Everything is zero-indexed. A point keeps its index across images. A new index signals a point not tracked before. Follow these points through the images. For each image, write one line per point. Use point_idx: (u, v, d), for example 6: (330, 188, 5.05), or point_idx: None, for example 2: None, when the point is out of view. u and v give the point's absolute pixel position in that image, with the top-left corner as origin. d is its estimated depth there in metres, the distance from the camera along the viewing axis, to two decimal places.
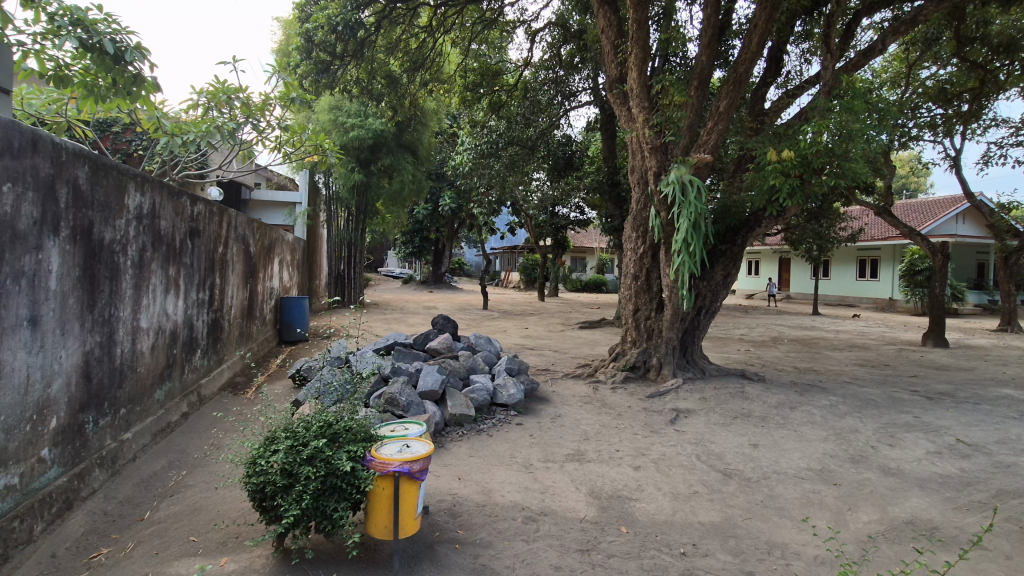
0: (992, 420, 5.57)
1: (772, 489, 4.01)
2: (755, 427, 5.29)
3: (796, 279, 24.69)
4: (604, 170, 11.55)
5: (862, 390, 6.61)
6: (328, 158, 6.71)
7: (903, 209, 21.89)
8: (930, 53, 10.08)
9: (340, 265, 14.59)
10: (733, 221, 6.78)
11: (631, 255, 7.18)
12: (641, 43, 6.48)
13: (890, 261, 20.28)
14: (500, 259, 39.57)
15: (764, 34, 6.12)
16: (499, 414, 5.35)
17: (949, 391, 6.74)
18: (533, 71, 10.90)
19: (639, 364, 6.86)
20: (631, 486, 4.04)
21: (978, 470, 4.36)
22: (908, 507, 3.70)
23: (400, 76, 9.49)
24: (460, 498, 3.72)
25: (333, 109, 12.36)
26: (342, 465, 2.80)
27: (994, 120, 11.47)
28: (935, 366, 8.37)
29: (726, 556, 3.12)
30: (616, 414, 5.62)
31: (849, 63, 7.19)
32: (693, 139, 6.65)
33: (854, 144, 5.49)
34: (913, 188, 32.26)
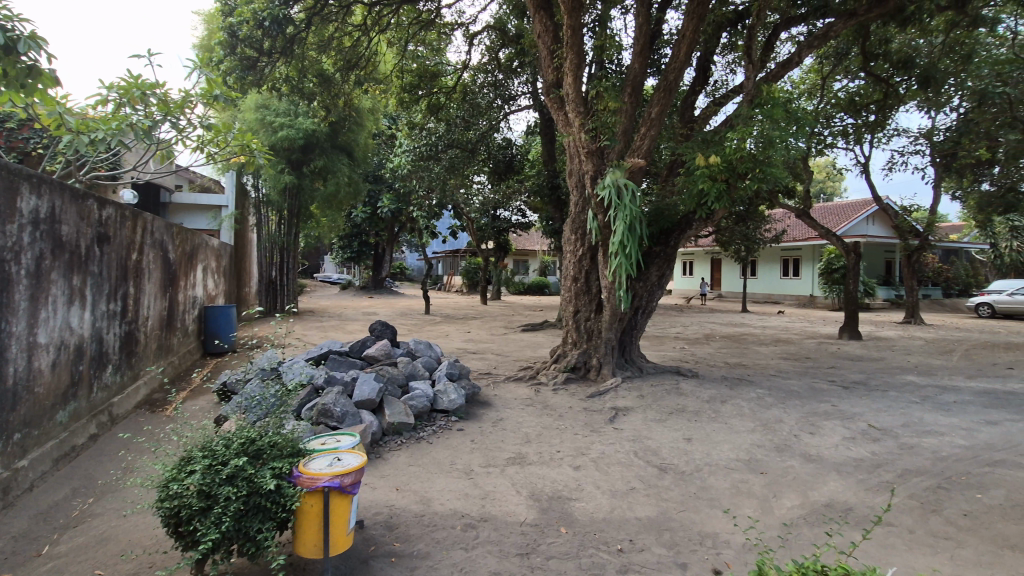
0: (898, 405, 6.06)
1: (704, 481, 4.15)
2: (688, 422, 5.48)
3: (727, 278, 25.99)
4: (544, 173, 11.71)
5: (786, 382, 7.02)
6: (256, 159, 6.36)
7: (821, 211, 23.60)
8: (841, 66, 10.88)
9: (272, 271, 13.96)
10: (667, 223, 6.98)
11: (570, 258, 7.23)
12: (576, 49, 6.62)
13: (810, 260, 21.75)
14: (441, 263, 39.24)
15: (692, 44, 6.39)
16: (440, 421, 5.25)
17: (862, 380, 7.28)
18: (471, 73, 10.87)
19: (579, 365, 6.97)
20: (571, 487, 4.07)
21: (887, 452, 4.72)
22: (826, 490, 3.95)
23: (333, 76, 9.29)
24: (397, 510, 3.61)
25: (261, 108, 11.84)
26: (266, 484, 2.65)
27: (897, 130, 12.53)
28: (850, 357, 9.01)
29: (661, 550, 3.19)
30: (558, 415, 5.67)
31: (770, 73, 7.60)
32: (627, 143, 6.83)
33: (775, 151, 5.82)
34: (829, 191, 34.82)
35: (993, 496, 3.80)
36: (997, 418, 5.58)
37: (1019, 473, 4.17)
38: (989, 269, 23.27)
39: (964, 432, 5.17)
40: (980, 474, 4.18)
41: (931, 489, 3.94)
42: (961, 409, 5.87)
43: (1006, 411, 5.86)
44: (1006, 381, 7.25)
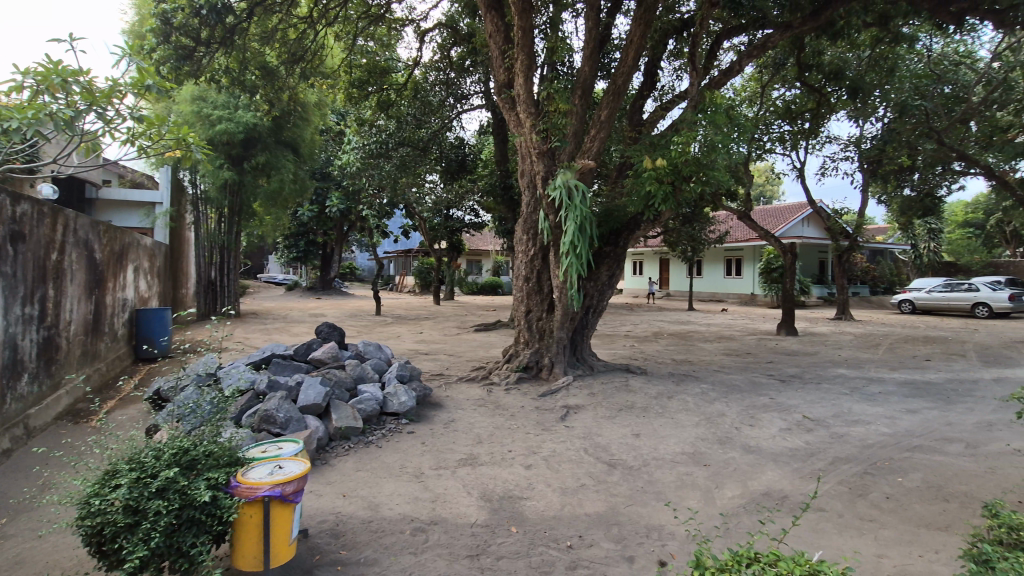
0: (829, 396, 6.45)
1: (651, 475, 4.27)
2: (637, 418, 5.62)
3: (674, 277, 26.86)
4: (496, 173, 11.73)
5: (729, 377, 7.32)
6: (194, 153, 6.01)
7: (762, 213, 24.77)
8: (779, 75, 11.43)
9: (211, 272, 13.30)
10: (616, 224, 7.12)
11: (522, 258, 7.25)
12: (527, 49, 6.66)
13: (752, 259, 22.82)
14: (393, 263, 38.58)
15: (639, 49, 6.56)
16: (390, 424, 5.15)
17: (797, 373, 7.69)
18: (423, 71, 10.78)
19: (532, 364, 7.00)
20: (522, 486, 4.08)
21: (819, 441, 5.00)
22: (764, 480, 4.14)
23: (277, 69, 8.96)
24: (344, 517, 3.52)
25: (198, 99, 11.29)
26: (200, 496, 2.51)
27: (829, 137, 13.30)
28: (788, 352, 9.50)
29: (610, 544, 3.25)
30: (509, 415, 5.68)
31: (713, 80, 7.90)
32: (578, 145, 6.92)
33: (717, 155, 6.05)
34: (768, 196, 36.68)
35: (912, 479, 4.10)
36: (916, 406, 6.03)
37: (934, 457, 4.52)
38: (910, 269, 25.13)
39: (887, 420, 5.56)
40: (901, 460, 4.50)
41: (857, 475, 4.20)
42: (885, 399, 6.30)
43: (923, 399, 6.34)
44: (923, 372, 7.85)
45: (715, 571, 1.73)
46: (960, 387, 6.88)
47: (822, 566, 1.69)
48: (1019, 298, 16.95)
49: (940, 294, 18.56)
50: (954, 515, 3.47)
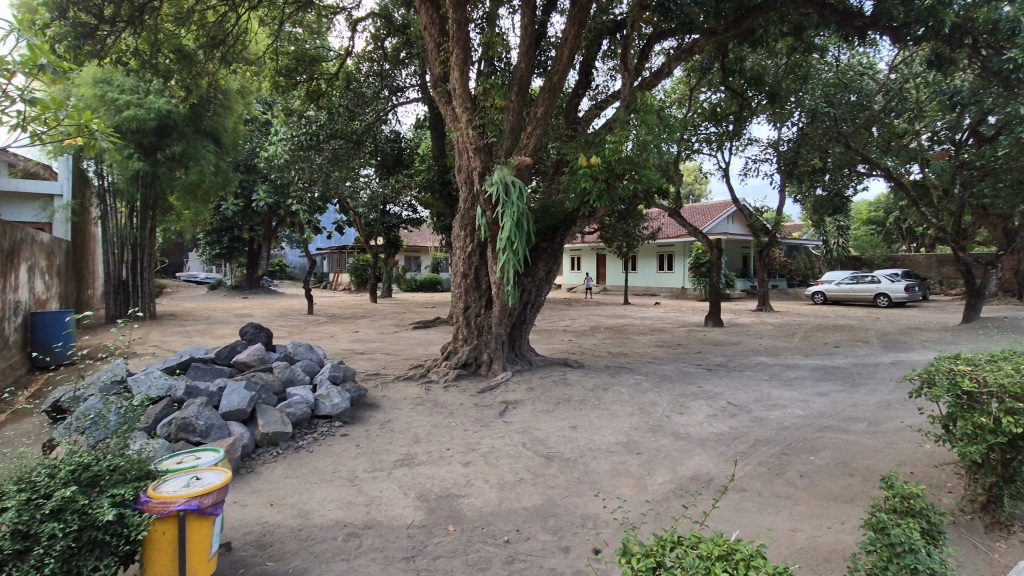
0: (750, 383, 6.87)
1: (586, 466, 4.37)
2: (574, 410, 5.73)
3: (611, 272, 27.65)
4: (434, 169, 11.57)
5: (661, 367, 7.63)
6: (98, 142, 5.47)
7: (691, 210, 25.95)
8: (705, 79, 11.99)
9: (121, 271, 12.24)
10: (552, 220, 7.20)
11: (460, 254, 7.18)
12: (462, 44, 6.59)
13: (682, 255, 23.96)
14: (327, 260, 37.24)
15: (574, 48, 6.66)
16: (322, 427, 4.96)
17: (723, 362, 8.14)
18: (355, 61, 10.46)
19: (470, 361, 6.96)
20: (460, 483, 4.06)
21: (741, 425, 5.31)
22: (692, 464, 4.34)
23: (194, 53, 8.37)
24: (271, 527, 3.35)
25: (101, 82, 10.34)
26: (103, 515, 2.29)
27: (750, 139, 14.11)
28: (714, 343, 10.04)
29: (546, 536, 3.29)
30: (448, 413, 5.63)
31: (644, 82, 8.16)
32: (515, 141, 6.93)
33: (648, 154, 6.24)
34: (696, 194, 38.57)
35: (822, 457, 4.44)
36: (826, 389, 6.55)
37: (840, 435, 4.92)
38: (822, 263, 27.26)
39: (801, 403, 5.99)
40: (814, 439, 4.86)
41: (776, 456, 4.49)
42: (799, 384, 6.80)
43: (832, 383, 6.89)
44: (833, 358, 8.53)
45: (641, 557, 1.77)
46: (864, 371, 7.53)
47: (739, 545, 1.78)
48: (913, 289, 18.79)
49: (847, 285, 20.24)
50: (858, 489, 3.79)
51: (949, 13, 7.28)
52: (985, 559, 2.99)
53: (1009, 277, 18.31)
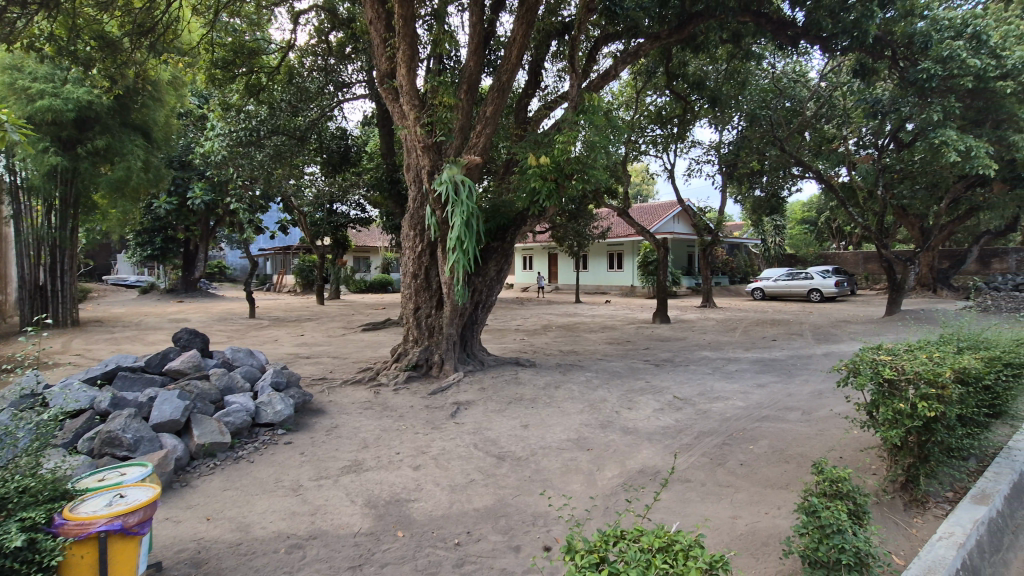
0: (695, 376, 7.11)
1: (538, 464, 4.40)
2: (526, 409, 5.75)
3: (562, 271, 28.00)
4: (383, 167, 11.33)
5: (611, 364, 7.79)
6: (9, 134, 4.98)
7: (639, 210, 26.66)
8: (650, 83, 12.32)
9: (39, 274, 11.33)
10: (503, 220, 7.18)
11: (409, 254, 7.06)
12: (409, 40, 6.49)
13: (631, 254, 24.61)
14: (270, 261, 35.81)
15: (522, 47, 6.68)
16: (263, 436, 4.76)
17: (670, 357, 8.40)
18: (298, 55, 10.11)
19: (421, 362, 6.86)
20: (409, 487, 3.98)
21: (686, 418, 5.49)
22: (640, 458, 4.45)
23: (119, 41, 7.86)
24: (207, 543, 3.18)
25: (11, 69, 9.52)
26: (10, 541, 2.11)
27: (693, 141, 14.63)
28: (662, 339, 10.35)
29: (497, 537, 3.28)
30: (398, 416, 5.52)
31: (592, 83, 8.30)
32: (464, 140, 6.89)
33: (596, 155, 6.34)
34: (644, 195, 39.73)
35: (760, 445, 4.65)
36: (764, 381, 6.89)
37: (777, 424, 5.17)
38: (761, 260, 28.67)
39: (741, 395, 6.26)
40: (753, 429, 5.08)
41: (718, 446, 4.67)
42: (740, 376, 7.11)
43: (770, 374, 7.24)
44: (770, 351, 8.98)
45: (584, 553, 1.79)
46: (798, 362, 7.97)
47: (679, 536, 1.83)
48: (842, 284, 20.05)
49: (783, 281, 21.36)
50: (792, 474, 4.00)
51: (871, 26, 7.82)
52: (905, 535, 3.22)
53: (926, 272, 19.87)
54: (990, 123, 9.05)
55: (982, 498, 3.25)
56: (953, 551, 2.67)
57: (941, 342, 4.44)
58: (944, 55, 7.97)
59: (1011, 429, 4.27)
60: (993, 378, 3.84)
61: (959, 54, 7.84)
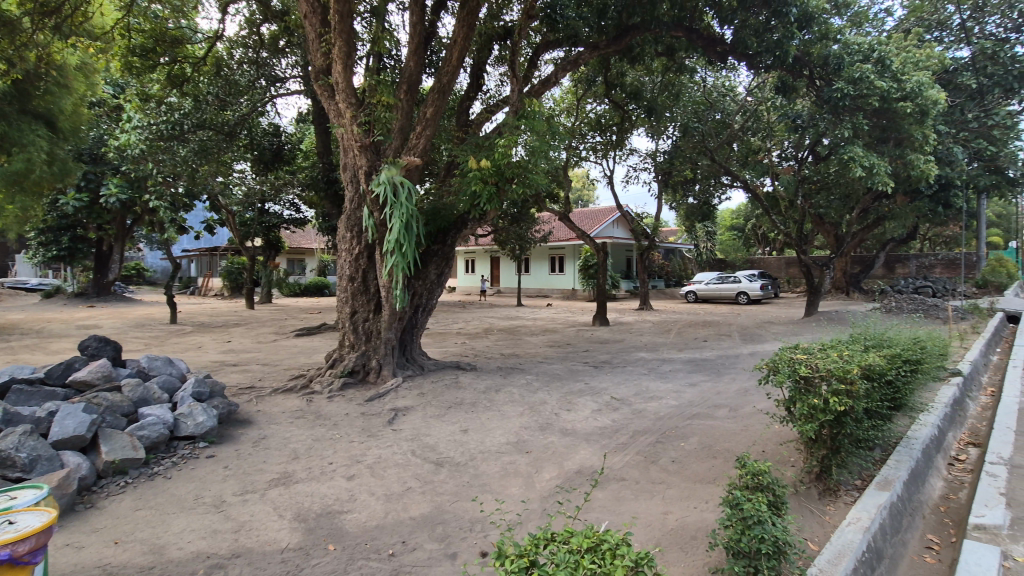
0: (631, 377, 7.33)
1: (476, 468, 4.37)
2: (465, 414, 5.71)
3: (505, 274, 28.15)
4: (319, 166, 10.95)
5: (551, 366, 7.89)
6: None
7: (579, 215, 27.24)
8: (590, 91, 12.64)
9: None
10: (444, 223, 7.09)
11: (346, 256, 6.84)
12: (346, 37, 6.32)
13: (572, 257, 25.11)
14: (196, 262, 33.72)
15: (463, 50, 6.65)
16: (182, 450, 4.45)
17: (608, 359, 8.62)
18: (227, 46, 9.63)
19: (358, 368, 6.65)
20: (342, 499, 3.84)
21: (623, 418, 5.63)
22: (577, 459, 4.52)
23: (17, 19, 7.16)
24: (114, 569, 2.92)
25: None
26: None
27: (630, 149, 15.12)
28: (600, 340, 10.61)
29: (433, 545, 3.22)
30: (332, 424, 5.32)
31: (533, 89, 8.40)
32: (403, 141, 6.76)
33: (537, 159, 6.41)
34: (585, 200, 40.75)
35: (691, 442, 4.85)
36: (695, 379, 7.21)
37: (707, 421, 5.42)
38: (693, 264, 30.05)
39: (674, 394, 6.50)
40: (684, 427, 5.29)
41: (652, 445, 4.81)
42: (673, 376, 7.40)
43: (701, 373, 7.59)
44: (701, 351, 9.41)
45: (515, 557, 1.77)
46: (726, 362, 8.39)
47: (607, 535, 1.86)
48: (766, 287, 21.36)
49: (714, 284, 22.48)
50: (719, 469, 4.19)
51: (791, 46, 8.41)
52: (819, 522, 3.45)
53: (840, 277, 21.53)
54: (892, 141, 9.79)
55: (885, 484, 3.52)
56: (860, 535, 2.88)
57: (851, 341, 4.80)
58: (856, 76, 8.65)
59: (910, 420, 4.68)
60: (894, 374, 4.18)
61: (868, 76, 8.52)
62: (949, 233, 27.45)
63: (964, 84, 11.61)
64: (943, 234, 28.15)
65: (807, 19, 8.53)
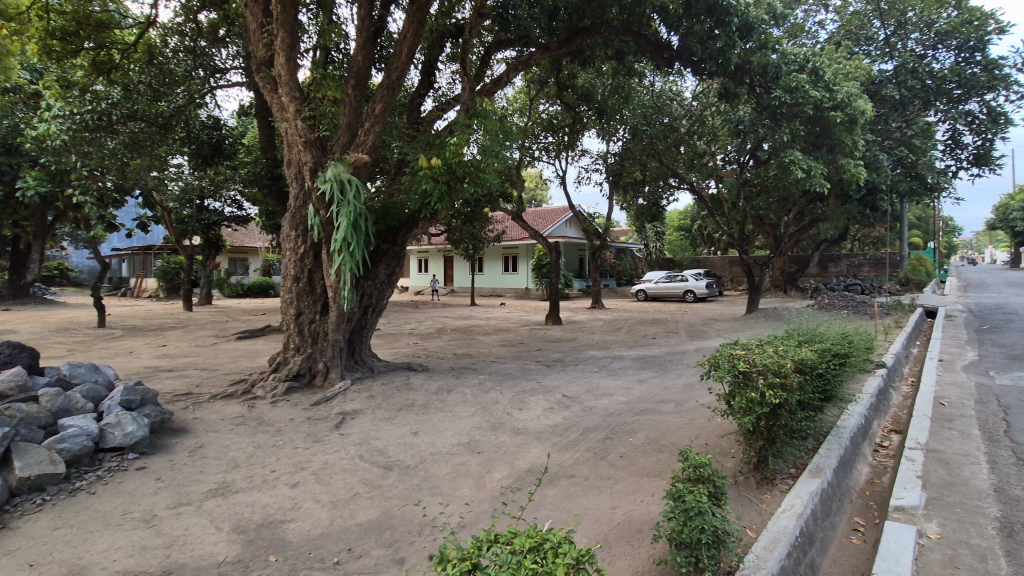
0: (582, 375, 7.44)
1: (426, 471, 4.32)
2: (416, 415, 5.63)
3: (459, 274, 28.01)
4: (262, 161, 10.52)
5: (503, 366, 7.90)
6: None
7: (532, 215, 27.43)
8: (542, 91, 12.74)
9: None
10: (394, 222, 6.95)
11: (291, 256, 6.59)
12: (289, 28, 6.10)
13: (526, 257, 25.29)
14: (128, 262, 31.73)
15: (412, 46, 6.56)
16: (109, 462, 4.17)
17: (559, 357, 8.72)
18: (161, 33, 9.09)
19: (304, 371, 6.44)
20: (286, 507, 3.70)
21: (574, 416, 5.69)
22: (528, 457, 4.54)
23: None
24: None
25: None
26: None
27: (582, 150, 15.35)
28: (553, 339, 10.72)
29: (380, 551, 3.16)
30: (275, 431, 5.12)
31: (485, 87, 8.37)
32: (351, 138, 6.58)
33: (488, 159, 6.39)
34: (538, 200, 41.23)
35: (638, 437, 4.97)
36: (644, 376, 7.40)
37: (654, 417, 5.57)
38: (644, 264, 30.89)
39: (624, 390, 6.64)
40: (633, 422, 5.42)
41: (601, 441, 4.90)
42: (623, 373, 7.57)
43: (649, 370, 7.80)
44: (650, 348, 9.67)
45: (457, 561, 1.76)
46: (673, 358, 8.66)
47: (550, 534, 1.87)
48: (711, 285, 22.22)
49: (663, 283, 23.19)
50: (665, 463, 4.31)
51: (733, 55, 8.77)
52: (757, 510, 3.61)
53: (779, 275, 22.68)
54: (825, 147, 10.32)
55: (816, 472, 3.73)
56: (793, 521, 3.03)
57: (786, 337, 5.05)
58: (792, 85, 9.13)
59: (839, 410, 4.98)
60: (824, 367, 4.43)
61: (803, 86, 9.01)
62: (875, 233, 29.41)
63: (887, 95, 12.46)
64: (871, 236, 30.17)
65: (747, 29, 8.89)
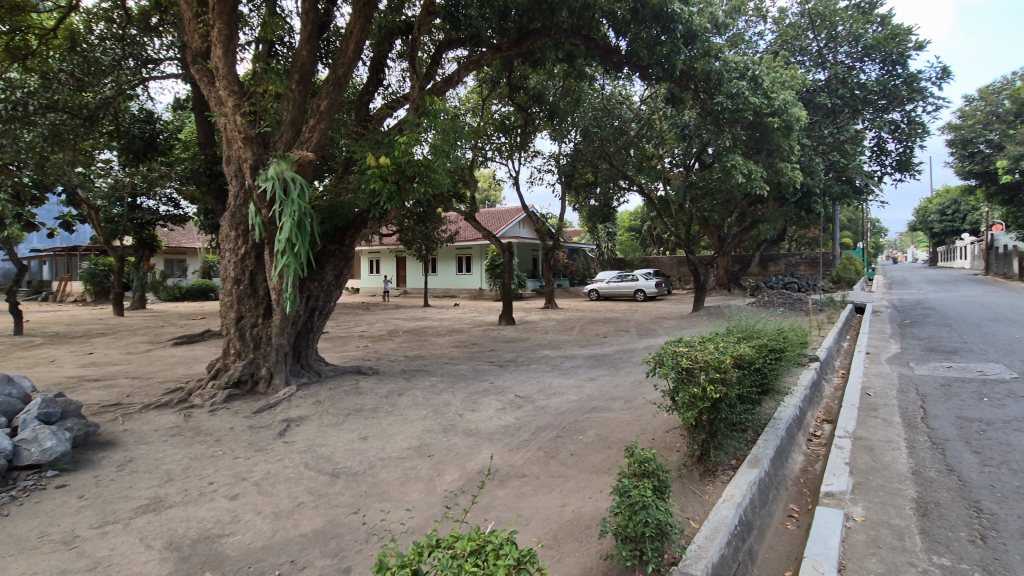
0: (535, 375, 7.49)
1: (375, 476, 4.23)
2: (366, 420, 5.51)
3: (412, 275, 27.66)
4: (201, 157, 10.01)
5: (456, 367, 7.84)
6: None
7: (485, 215, 27.42)
8: (494, 92, 12.73)
9: None
10: (341, 221, 6.77)
11: (230, 256, 6.30)
12: (227, 19, 5.86)
13: (479, 257, 25.25)
14: (51, 264, 29.46)
15: (360, 41, 6.40)
16: (25, 482, 3.86)
17: (512, 357, 8.75)
18: (85, 19, 8.52)
19: (245, 378, 6.18)
20: (224, 521, 3.53)
21: (526, 416, 5.72)
22: (479, 459, 4.53)
23: None
24: None
25: None
26: None
27: (534, 151, 15.45)
28: (506, 339, 10.75)
29: (325, 561, 3.07)
30: (213, 441, 4.89)
31: (435, 86, 8.28)
32: (295, 135, 6.36)
33: (439, 158, 6.31)
34: (492, 200, 41.29)
35: (588, 435, 5.04)
36: (594, 374, 7.52)
37: (604, 414, 5.67)
38: (596, 263, 31.49)
39: (575, 389, 6.73)
40: (583, 420, 5.50)
41: (552, 440, 4.95)
42: (574, 372, 7.68)
43: (600, 368, 7.94)
44: (601, 347, 9.85)
45: (397, 569, 1.72)
46: (622, 356, 8.86)
47: (492, 536, 1.87)
48: (660, 284, 22.89)
49: (614, 283, 23.70)
50: (613, 459, 4.40)
51: (678, 60, 9.07)
52: (700, 501, 3.73)
53: (723, 274, 23.64)
54: (764, 152, 10.80)
55: (755, 462, 3.90)
56: (732, 510, 3.16)
57: (727, 334, 5.25)
58: (733, 92, 9.54)
59: (776, 403, 5.23)
60: (762, 362, 4.63)
61: (743, 93, 9.43)
62: (810, 234, 31.12)
63: (820, 103, 13.20)
64: (807, 236, 31.92)
65: (691, 36, 9.20)
